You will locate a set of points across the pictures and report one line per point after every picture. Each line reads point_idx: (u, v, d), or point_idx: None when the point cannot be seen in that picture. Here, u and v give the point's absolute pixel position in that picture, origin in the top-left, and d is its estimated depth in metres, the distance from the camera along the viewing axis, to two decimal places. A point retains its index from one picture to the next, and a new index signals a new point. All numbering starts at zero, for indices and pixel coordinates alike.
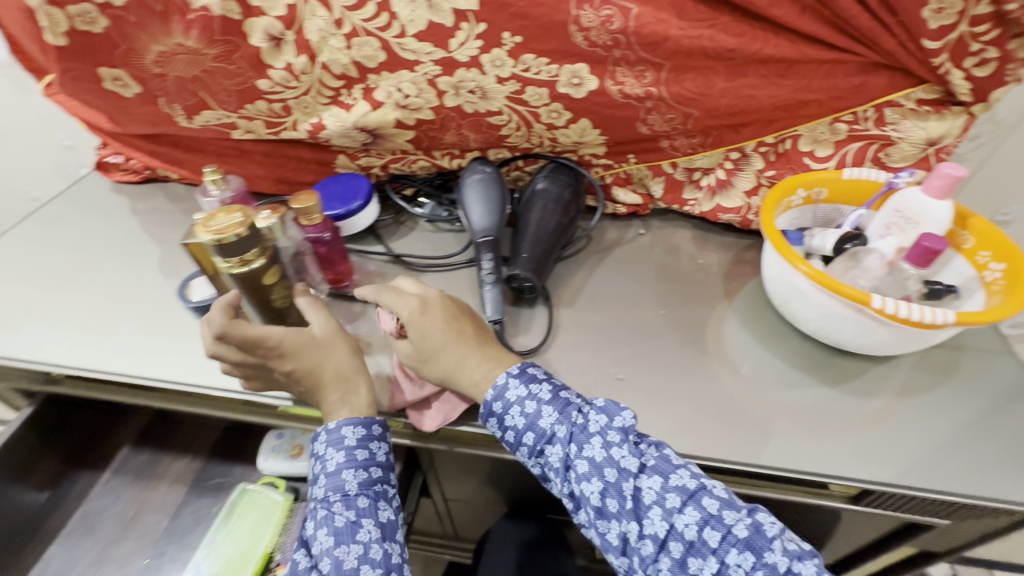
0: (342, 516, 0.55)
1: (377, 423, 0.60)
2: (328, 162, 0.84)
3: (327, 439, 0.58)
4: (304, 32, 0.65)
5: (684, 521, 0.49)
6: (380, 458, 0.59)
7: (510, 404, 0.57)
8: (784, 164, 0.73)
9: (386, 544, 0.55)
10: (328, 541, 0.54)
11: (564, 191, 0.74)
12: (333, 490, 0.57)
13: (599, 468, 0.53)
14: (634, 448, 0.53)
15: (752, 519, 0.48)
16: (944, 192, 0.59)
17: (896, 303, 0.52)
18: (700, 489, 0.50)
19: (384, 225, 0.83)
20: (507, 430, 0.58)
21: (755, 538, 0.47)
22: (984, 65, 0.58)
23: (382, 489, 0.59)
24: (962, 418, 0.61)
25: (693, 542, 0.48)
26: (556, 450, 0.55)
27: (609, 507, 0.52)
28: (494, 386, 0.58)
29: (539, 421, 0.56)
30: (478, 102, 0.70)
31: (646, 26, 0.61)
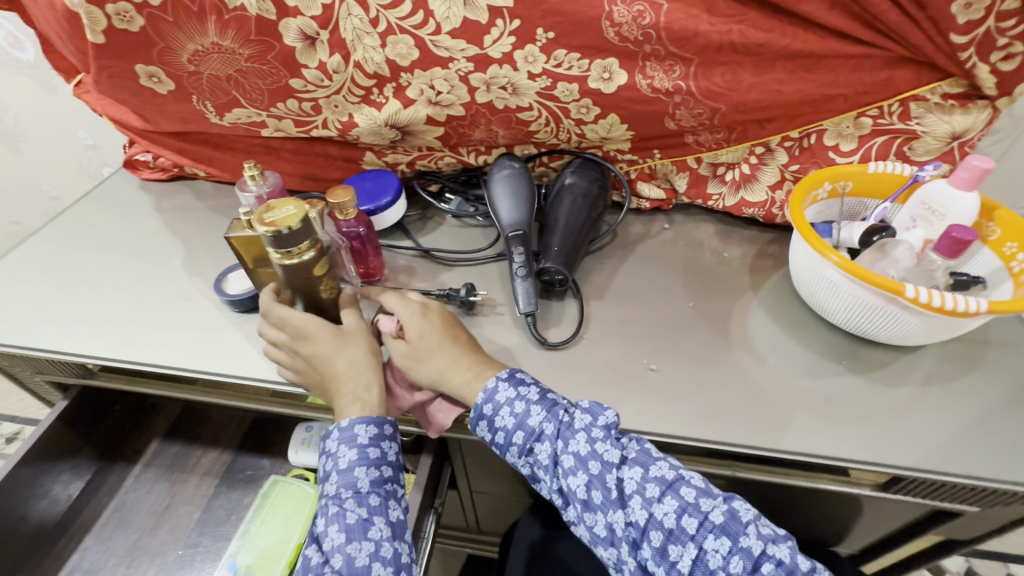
0: (353, 513, 0.55)
1: (388, 423, 0.60)
2: (355, 159, 0.85)
3: (340, 437, 0.58)
4: (339, 31, 0.67)
5: (663, 510, 0.51)
6: (391, 458, 0.59)
7: (500, 405, 0.58)
8: (809, 158, 0.74)
9: (396, 543, 0.55)
10: (340, 538, 0.54)
11: (592, 186, 0.75)
12: (345, 487, 0.56)
13: (585, 462, 0.54)
14: (617, 442, 0.55)
15: (728, 506, 0.51)
16: (971, 184, 0.60)
17: (928, 292, 0.53)
18: (677, 480, 0.53)
19: (410, 221, 0.84)
20: (498, 431, 0.59)
21: (731, 524, 0.50)
22: (1011, 59, 0.60)
23: (392, 488, 0.59)
24: (991, 407, 0.61)
25: (673, 530, 0.50)
26: (545, 448, 0.56)
27: (595, 499, 0.54)
28: (483, 390, 0.59)
29: (527, 420, 0.57)
30: (508, 98, 0.71)
31: (677, 22, 0.62)
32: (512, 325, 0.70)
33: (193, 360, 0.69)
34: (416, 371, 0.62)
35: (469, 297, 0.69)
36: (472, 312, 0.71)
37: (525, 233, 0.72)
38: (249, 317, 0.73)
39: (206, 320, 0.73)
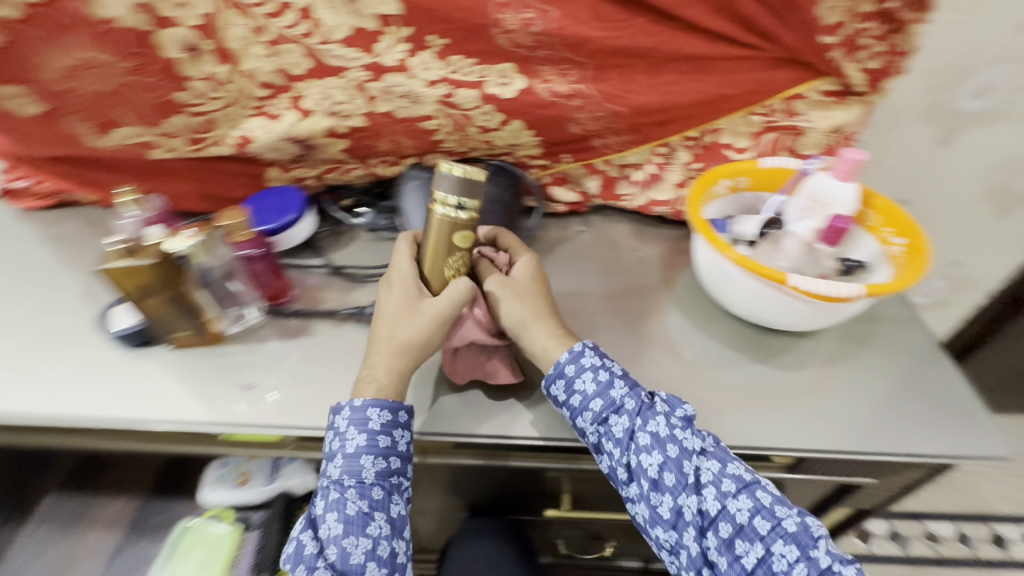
0: (354, 505, 0.54)
1: (403, 410, 0.58)
2: (259, 176, 0.80)
3: (351, 417, 0.56)
4: (223, 39, 0.62)
5: (737, 505, 0.52)
6: (401, 449, 0.57)
7: (584, 368, 0.59)
8: (710, 157, 0.77)
9: (394, 542, 0.55)
10: (338, 528, 0.53)
11: (504, 193, 0.75)
12: (349, 474, 0.55)
13: (662, 443, 0.55)
14: (696, 433, 0.56)
15: (801, 517, 0.51)
16: (848, 175, 0.65)
17: (813, 281, 0.56)
18: (754, 482, 0.53)
19: (323, 237, 0.81)
20: (573, 394, 0.58)
21: (802, 535, 0.50)
22: (875, 58, 0.65)
23: (397, 481, 0.57)
24: (886, 384, 0.65)
25: (743, 526, 0.51)
26: (622, 422, 0.56)
27: (665, 480, 0.54)
28: (570, 350, 0.60)
29: (609, 390, 0.58)
30: (410, 106, 0.69)
31: (567, 28, 0.62)
32: None
33: (78, 407, 0.62)
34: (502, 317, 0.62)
35: None
36: None
37: None
38: (143, 352, 0.67)
39: (93, 362, 0.66)
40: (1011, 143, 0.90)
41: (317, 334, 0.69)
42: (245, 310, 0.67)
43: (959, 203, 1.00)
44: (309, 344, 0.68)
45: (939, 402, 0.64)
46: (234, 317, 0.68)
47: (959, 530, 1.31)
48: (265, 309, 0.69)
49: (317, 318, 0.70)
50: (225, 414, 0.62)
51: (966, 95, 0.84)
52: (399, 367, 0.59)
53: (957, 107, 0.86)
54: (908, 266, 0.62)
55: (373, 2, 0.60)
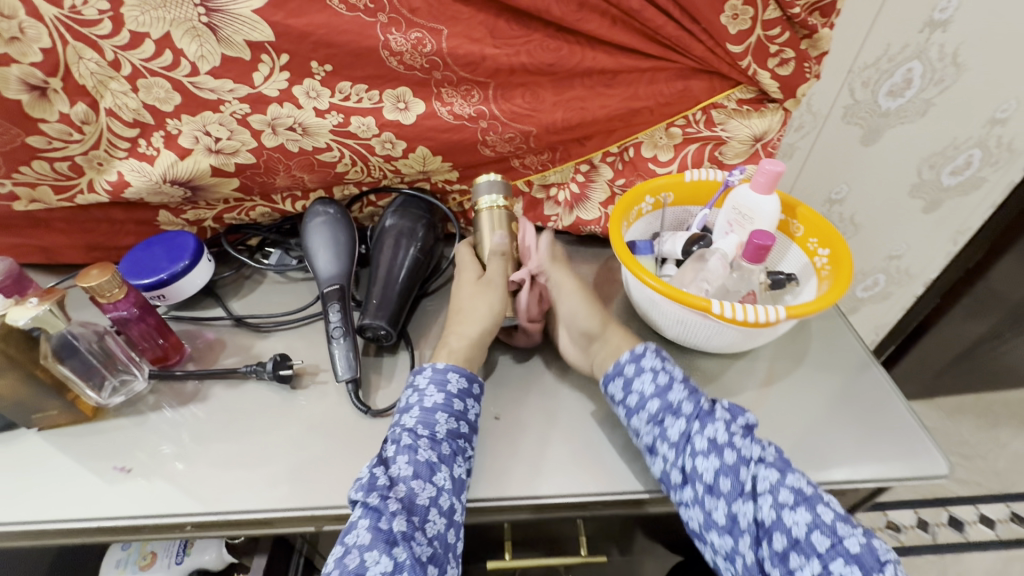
0: (425, 452, 0.52)
1: (477, 383, 0.59)
2: (147, 222, 0.72)
3: (432, 375, 0.57)
4: (72, 78, 0.57)
5: (795, 518, 0.48)
6: (470, 416, 0.57)
7: (643, 369, 0.58)
8: (632, 172, 0.73)
9: (455, 499, 0.52)
10: (407, 469, 0.51)
11: (417, 225, 0.69)
12: (423, 425, 0.54)
13: (720, 448, 0.52)
14: (756, 442, 0.53)
15: (865, 538, 0.47)
16: (768, 187, 0.62)
17: (733, 307, 0.53)
18: (814, 497, 0.49)
19: (225, 282, 0.73)
20: (630, 393, 0.57)
21: (866, 558, 0.46)
22: (785, 65, 0.62)
23: (464, 446, 0.55)
24: (828, 403, 0.63)
25: (800, 540, 0.47)
26: (678, 424, 0.54)
27: (722, 486, 0.50)
28: (631, 350, 0.60)
29: (667, 392, 0.56)
30: (301, 139, 0.64)
31: (459, 47, 0.60)
32: (336, 395, 0.62)
33: None
34: (581, 321, 0.63)
35: (279, 370, 0.61)
36: (291, 386, 0.63)
37: (342, 287, 0.65)
38: (6, 435, 0.59)
39: None
40: (933, 139, 0.90)
41: (212, 399, 0.62)
42: (130, 374, 0.60)
43: (890, 198, 1.00)
44: (203, 408, 0.61)
45: (880, 418, 0.61)
46: (113, 388, 0.60)
47: (918, 518, 1.33)
48: (151, 376, 0.62)
49: (211, 380, 0.63)
50: (98, 509, 0.54)
51: (884, 95, 0.84)
52: (471, 334, 0.62)
53: (878, 107, 0.85)
54: (832, 279, 0.59)
55: (242, 29, 0.56)
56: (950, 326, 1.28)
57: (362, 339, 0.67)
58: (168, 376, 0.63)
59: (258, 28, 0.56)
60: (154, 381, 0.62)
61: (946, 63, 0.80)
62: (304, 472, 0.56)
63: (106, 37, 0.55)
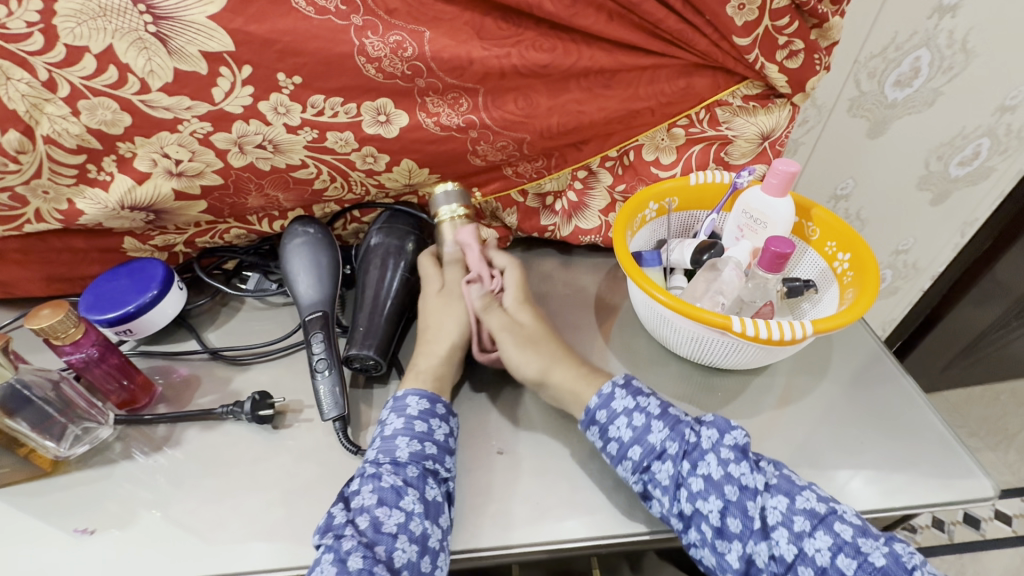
0: (389, 478, 0.47)
1: (442, 402, 0.54)
2: (111, 250, 0.67)
3: (391, 404, 0.53)
4: (2, 101, 0.52)
5: (815, 545, 0.43)
6: (439, 437, 0.51)
7: (616, 413, 0.52)
8: (633, 177, 0.68)
9: (428, 522, 0.46)
10: (370, 498, 0.46)
11: (404, 241, 0.64)
12: (384, 453, 0.49)
13: (719, 486, 0.46)
14: (755, 465, 0.47)
15: (888, 546, 0.43)
16: (782, 189, 0.58)
17: (754, 323, 0.49)
18: (829, 514, 0.45)
19: (200, 310, 0.68)
20: (609, 443, 0.51)
21: (894, 569, 0.42)
22: (795, 57, 0.57)
23: (435, 467, 0.49)
24: (860, 422, 0.59)
25: (825, 568, 0.42)
26: (667, 468, 0.48)
27: (731, 527, 0.45)
28: (598, 394, 0.53)
29: (647, 435, 0.50)
30: (272, 157, 0.59)
31: (445, 50, 0.55)
32: (323, 434, 0.57)
33: None
34: (520, 369, 0.57)
35: (258, 411, 0.56)
36: (273, 426, 0.58)
37: (325, 314, 0.60)
38: None
39: None
40: (942, 129, 0.86)
41: (186, 442, 0.56)
42: (94, 420, 0.55)
43: (897, 191, 0.97)
44: (175, 455, 0.56)
45: (914, 437, 0.58)
46: (75, 437, 0.55)
47: (934, 517, 1.25)
48: (118, 422, 0.56)
49: (185, 422, 0.58)
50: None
51: (892, 86, 0.80)
52: (450, 338, 0.58)
53: (884, 98, 0.81)
54: (857, 287, 0.55)
55: (197, 39, 0.51)
56: (962, 320, 1.23)
57: (350, 370, 0.61)
58: (137, 420, 0.57)
59: (215, 37, 0.51)
60: (122, 425, 0.57)
61: (955, 50, 0.77)
62: (286, 524, 0.51)
63: (38, 53, 0.50)
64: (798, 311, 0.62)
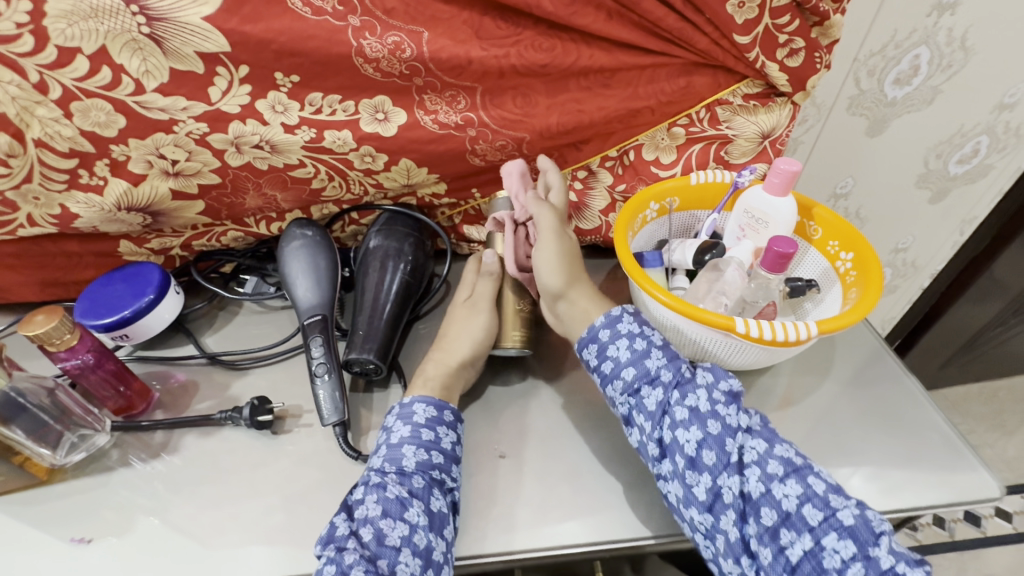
0: (394, 489, 0.46)
1: (449, 409, 0.53)
2: (107, 254, 0.66)
3: (397, 411, 0.52)
4: None
5: (784, 491, 0.43)
6: (445, 445, 0.51)
7: (618, 334, 0.53)
8: (633, 176, 0.67)
9: (432, 535, 0.45)
10: (375, 509, 0.45)
11: (403, 244, 0.63)
12: (389, 462, 0.48)
13: (702, 418, 0.47)
14: (742, 410, 0.48)
15: (859, 509, 0.42)
16: (784, 188, 0.57)
17: (758, 324, 0.49)
18: (805, 467, 0.45)
19: (197, 314, 0.67)
20: (605, 361, 0.53)
21: (862, 530, 0.41)
22: (795, 55, 0.57)
23: (441, 477, 0.49)
24: (862, 422, 0.59)
25: (790, 514, 0.42)
26: (655, 393, 0.49)
27: (705, 458, 0.45)
28: (606, 314, 0.54)
29: (644, 359, 0.51)
30: (270, 157, 0.59)
31: (443, 49, 0.54)
32: (323, 438, 0.57)
33: None
34: (543, 278, 0.57)
35: (257, 416, 0.55)
36: (273, 431, 0.57)
37: (324, 317, 0.59)
38: None
39: None
40: (941, 126, 0.86)
41: (184, 449, 0.56)
42: (91, 428, 0.54)
43: (896, 190, 0.96)
44: (173, 462, 0.55)
45: (917, 436, 0.58)
46: (71, 444, 0.54)
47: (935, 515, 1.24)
48: (114, 429, 0.56)
49: (183, 428, 0.57)
50: None
51: (891, 84, 0.80)
52: (462, 351, 0.58)
53: (884, 96, 0.81)
54: (860, 286, 0.55)
55: (191, 39, 0.50)
56: (960, 318, 1.22)
57: (349, 374, 0.61)
58: (134, 427, 0.56)
59: (210, 37, 0.50)
60: (119, 433, 0.56)
61: (954, 48, 0.76)
62: (286, 531, 0.50)
63: (28, 55, 0.49)
64: (801, 311, 0.62)
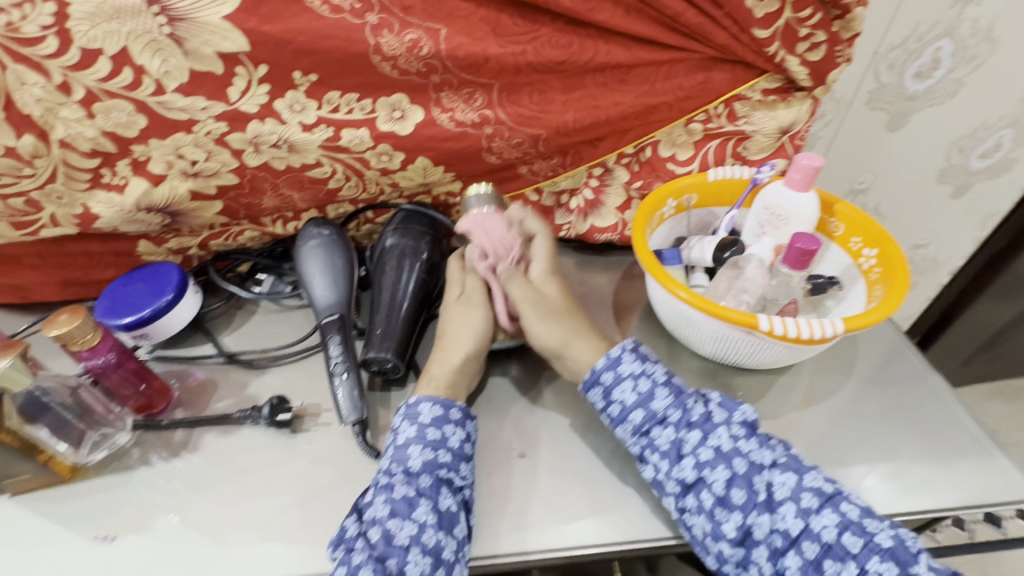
0: (401, 489, 0.46)
1: (456, 406, 0.52)
2: (126, 253, 0.66)
3: (403, 412, 0.52)
4: (18, 106, 0.51)
5: (821, 522, 0.43)
6: (452, 444, 0.50)
7: (623, 376, 0.52)
8: (649, 173, 0.67)
9: (441, 534, 0.45)
10: (383, 510, 0.45)
11: (419, 242, 0.63)
12: (395, 462, 0.48)
13: (727, 458, 0.47)
14: (764, 443, 0.48)
15: (894, 530, 0.43)
16: (805, 184, 0.56)
17: (781, 322, 0.48)
18: (837, 494, 0.45)
19: (214, 313, 0.68)
20: (611, 403, 0.52)
21: (901, 551, 0.41)
22: (816, 49, 0.56)
23: (449, 475, 0.48)
24: (887, 421, 0.58)
25: (831, 545, 0.42)
26: (667, 433, 0.49)
27: (734, 497, 0.45)
28: (607, 355, 0.53)
29: (651, 401, 0.50)
30: (288, 156, 0.59)
31: (460, 47, 0.54)
32: (341, 437, 0.57)
33: None
34: (539, 338, 0.57)
35: (277, 415, 0.55)
36: (291, 430, 0.57)
37: (342, 317, 0.59)
38: None
39: None
40: (963, 120, 0.84)
41: (204, 448, 0.56)
42: (112, 426, 0.54)
43: (915, 185, 0.95)
44: (193, 460, 0.55)
45: (943, 436, 0.57)
46: (94, 443, 0.54)
47: None
48: (136, 427, 0.56)
49: (203, 427, 0.57)
50: None
51: (912, 77, 0.78)
52: (465, 346, 0.57)
53: (904, 90, 0.80)
54: (885, 283, 0.54)
55: (211, 39, 0.51)
56: (980, 316, 1.20)
57: (367, 373, 0.61)
58: (155, 425, 0.57)
59: (230, 37, 0.51)
60: (140, 432, 0.56)
61: (978, 40, 0.75)
62: (306, 530, 0.50)
63: (52, 57, 0.49)
64: (822, 309, 0.60)
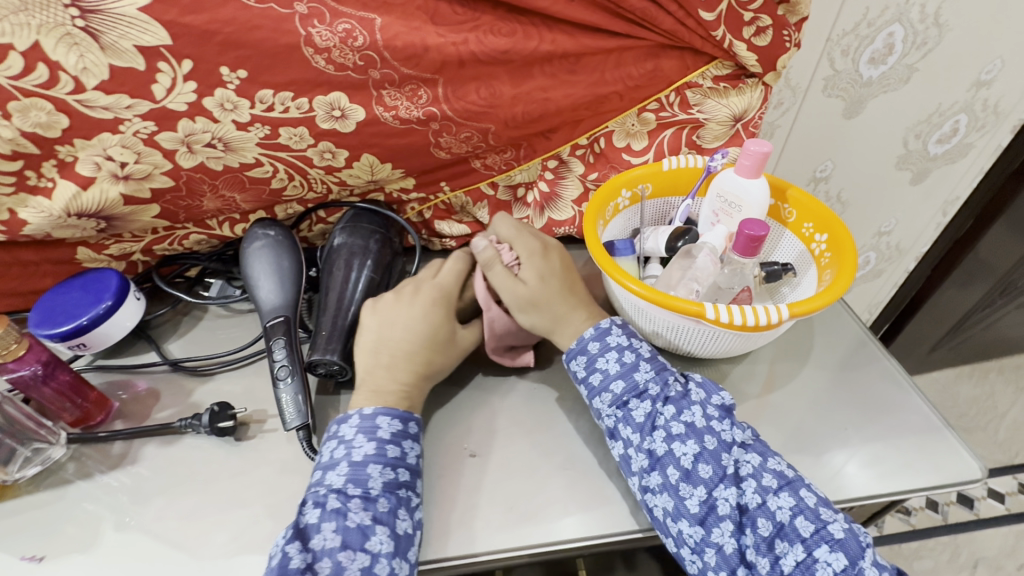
0: (357, 515, 0.44)
1: (414, 421, 0.51)
2: (63, 261, 0.64)
3: (360, 424, 0.49)
4: None
5: (778, 502, 0.43)
6: (410, 460, 0.49)
7: (608, 347, 0.52)
8: (605, 164, 0.66)
9: (396, 561, 0.43)
10: (334, 540, 0.42)
11: (369, 241, 0.61)
12: (353, 482, 0.45)
13: (699, 433, 0.46)
14: (735, 425, 0.48)
15: (849, 523, 0.42)
16: (755, 170, 0.56)
17: (729, 308, 0.48)
18: (796, 480, 0.45)
19: (160, 320, 0.65)
20: (593, 372, 0.51)
21: (851, 544, 0.41)
22: (763, 34, 0.55)
23: (408, 496, 0.47)
24: (845, 406, 0.58)
25: (784, 525, 0.42)
26: (644, 406, 0.48)
27: (701, 472, 0.45)
28: (596, 326, 0.53)
29: (634, 372, 0.50)
30: (224, 155, 0.57)
31: (397, 37, 0.52)
32: (289, 444, 0.55)
33: None
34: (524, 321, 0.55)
35: (218, 422, 0.53)
36: (236, 438, 0.55)
37: (288, 318, 0.57)
38: None
39: None
40: (919, 106, 0.85)
41: (145, 459, 0.54)
42: (40, 437, 0.53)
43: (877, 172, 0.95)
44: (131, 474, 0.53)
45: (902, 420, 0.57)
46: (25, 459, 0.52)
47: (928, 498, 1.23)
48: (70, 441, 0.54)
49: (143, 438, 0.55)
50: None
51: (866, 63, 0.79)
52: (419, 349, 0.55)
53: (859, 76, 0.80)
54: (835, 267, 0.53)
55: (130, 33, 0.48)
56: (949, 301, 1.21)
57: (316, 376, 0.59)
58: (94, 437, 0.54)
59: (151, 30, 0.49)
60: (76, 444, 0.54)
61: (928, 25, 0.75)
62: (248, 543, 0.48)
63: None
64: (778, 295, 0.61)
